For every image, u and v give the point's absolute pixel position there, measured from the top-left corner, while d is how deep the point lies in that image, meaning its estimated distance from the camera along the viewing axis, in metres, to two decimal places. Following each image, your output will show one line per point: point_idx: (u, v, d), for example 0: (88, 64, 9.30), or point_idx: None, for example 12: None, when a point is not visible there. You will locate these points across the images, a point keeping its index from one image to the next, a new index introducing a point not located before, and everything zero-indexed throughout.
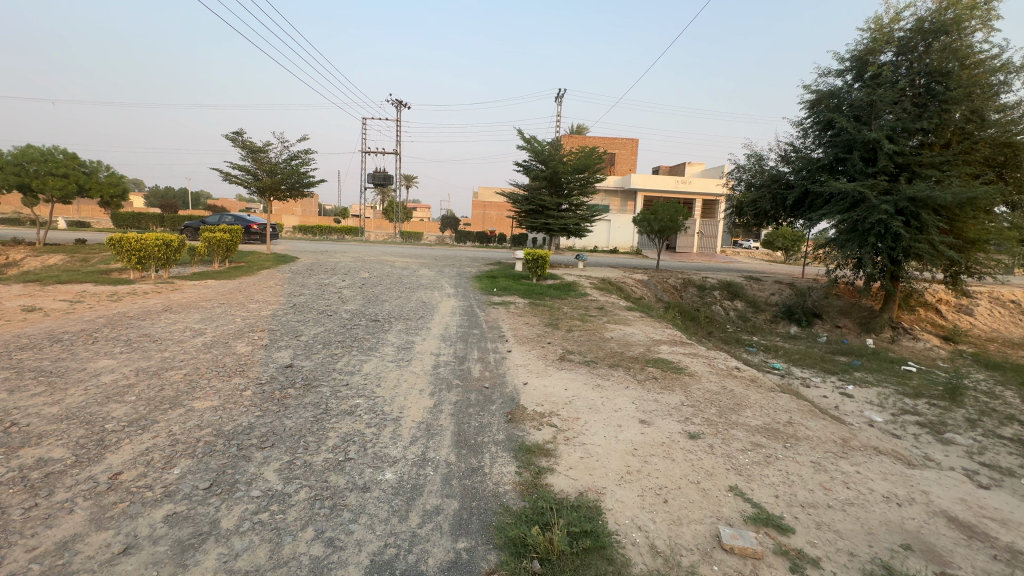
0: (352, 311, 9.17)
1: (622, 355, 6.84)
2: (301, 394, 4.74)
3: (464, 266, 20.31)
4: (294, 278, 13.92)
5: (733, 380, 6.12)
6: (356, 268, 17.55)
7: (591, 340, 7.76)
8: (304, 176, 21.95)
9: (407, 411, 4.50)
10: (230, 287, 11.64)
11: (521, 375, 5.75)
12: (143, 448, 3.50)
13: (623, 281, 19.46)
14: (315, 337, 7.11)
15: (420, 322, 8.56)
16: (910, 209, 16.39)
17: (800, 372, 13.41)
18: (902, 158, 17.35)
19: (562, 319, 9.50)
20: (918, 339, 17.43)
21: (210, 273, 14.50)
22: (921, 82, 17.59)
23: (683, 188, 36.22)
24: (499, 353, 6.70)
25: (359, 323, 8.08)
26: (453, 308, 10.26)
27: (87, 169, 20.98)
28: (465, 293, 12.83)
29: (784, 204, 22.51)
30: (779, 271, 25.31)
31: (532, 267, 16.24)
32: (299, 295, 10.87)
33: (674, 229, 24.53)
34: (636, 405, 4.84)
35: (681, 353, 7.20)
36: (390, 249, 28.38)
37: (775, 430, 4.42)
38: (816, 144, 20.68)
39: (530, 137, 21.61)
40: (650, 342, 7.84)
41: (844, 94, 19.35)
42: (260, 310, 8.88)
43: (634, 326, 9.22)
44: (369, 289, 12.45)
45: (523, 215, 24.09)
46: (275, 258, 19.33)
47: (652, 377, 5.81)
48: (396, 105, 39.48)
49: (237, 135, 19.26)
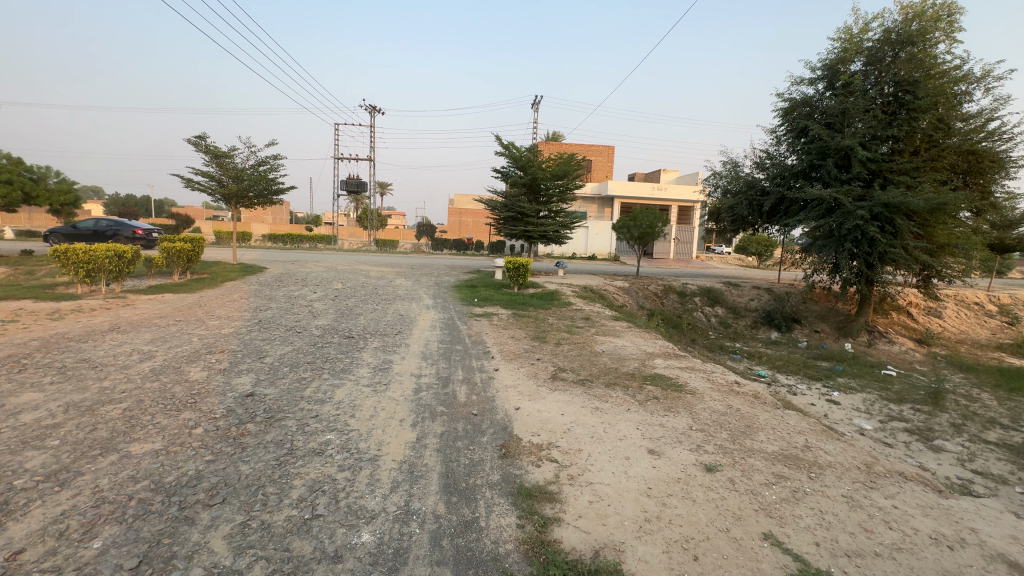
0: (324, 327, 8.50)
1: (617, 372, 6.41)
2: (262, 430, 4.10)
3: (443, 275, 19.72)
4: (261, 291, 13.09)
5: (736, 396, 5.76)
6: (329, 279, 16.76)
7: (582, 354, 7.31)
8: (272, 183, 21.00)
9: (386, 448, 3.93)
10: (189, 302, 10.78)
11: (512, 398, 5.25)
12: (56, 513, 2.83)
13: (605, 289, 19.19)
14: (281, 358, 6.44)
15: (398, 337, 7.96)
16: (884, 215, 16.68)
17: (785, 380, 13.27)
18: (875, 165, 17.68)
19: (549, 331, 9.05)
20: (894, 342, 17.67)
21: (170, 286, 13.52)
22: (889, 91, 17.98)
23: (659, 195, 36.53)
24: (486, 373, 6.18)
25: (331, 341, 7.43)
26: (433, 322, 9.69)
27: (35, 175, 19.54)
28: (445, 304, 12.27)
29: (761, 210, 22.71)
30: (756, 277, 25.56)
31: (513, 276, 15.80)
32: (266, 309, 10.09)
33: (653, 236, 24.49)
34: (642, 431, 4.40)
35: (678, 367, 6.83)
36: (365, 258, 27.46)
37: (796, 458, 4.03)
38: (791, 151, 20.95)
39: (508, 143, 21.25)
40: (644, 355, 7.44)
41: (816, 102, 19.70)
42: (221, 328, 8.12)
43: (624, 337, 8.83)
44: (342, 302, 11.75)
45: (502, 221, 23.66)
46: (242, 268, 18.32)
47: (653, 396, 5.38)
48: (370, 111, 38.68)
49: (201, 140, 18.27)
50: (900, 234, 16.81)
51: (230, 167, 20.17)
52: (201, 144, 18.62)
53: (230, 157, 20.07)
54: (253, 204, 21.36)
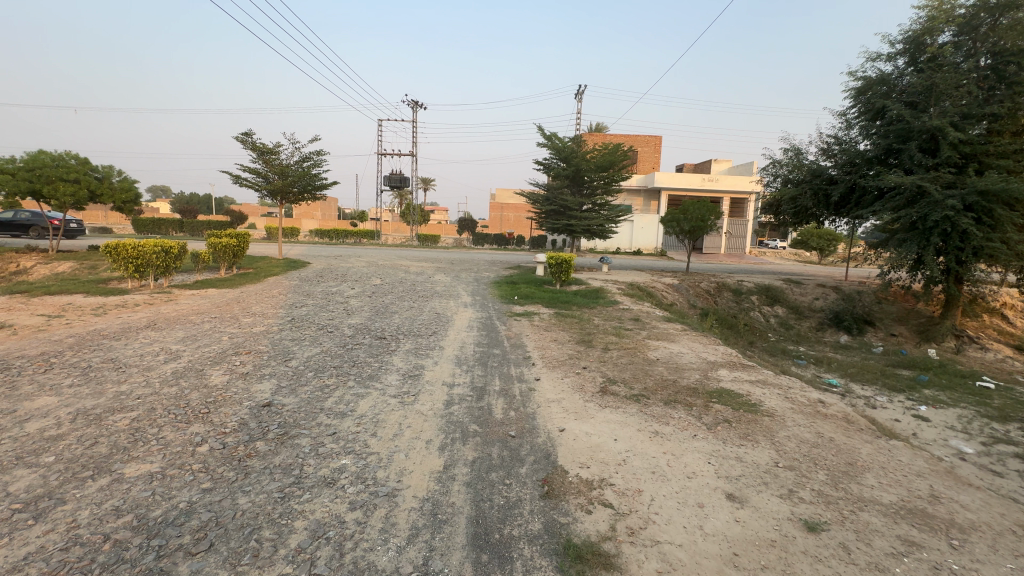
0: (357, 327, 8.10)
1: (676, 385, 5.58)
2: (271, 452, 3.61)
3: (482, 271, 19.25)
4: (301, 287, 13.03)
5: (825, 421, 4.82)
6: (368, 274, 16.65)
7: (634, 362, 6.52)
8: (315, 178, 21.18)
9: (408, 480, 3.33)
10: (229, 298, 10.75)
11: (555, 417, 4.55)
12: (18, 559, 2.40)
13: (653, 286, 18.07)
14: (307, 361, 6.02)
15: (432, 339, 7.44)
16: (981, 205, 14.67)
17: (861, 390, 11.81)
18: (968, 148, 15.58)
19: (595, 334, 8.28)
20: (988, 349, 15.63)
21: (216, 281, 13.73)
22: (986, 64, 15.77)
23: (709, 186, 34.57)
24: (526, 383, 5.51)
25: (362, 342, 6.99)
26: (470, 321, 9.12)
27: (99, 174, 20.51)
28: (484, 302, 11.70)
29: (828, 201, 20.74)
30: (819, 274, 23.59)
31: (555, 273, 15.06)
32: (301, 306, 9.87)
33: (705, 230, 23.00)
34: (717, 468, 3.59)
35: (748, 381, 5.91)
36: (406, 253, 27.39)
37: (927, 516, 3.11)
38: (864, 135, 18.91)
39: (550, 133, 20.38)
40: (705, 365, 6.54)
41: (895, 80, 17.65)
42: (253, 326, 7.86)
43: (680, 343, 7.92)
44: (378, 299, 11.43)
45: (543, 215, 22.89)
46: (286, 263, 18.53)
47: (724, 419, 4.54)
48: (412, 106, 38.78)
49: (247, 137, 18.59)
50: (999, 226, 14.75)
51: (276, 164, 20.48)
52: (248, 141, 18.97)
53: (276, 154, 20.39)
54: (298, 200, 21.65)
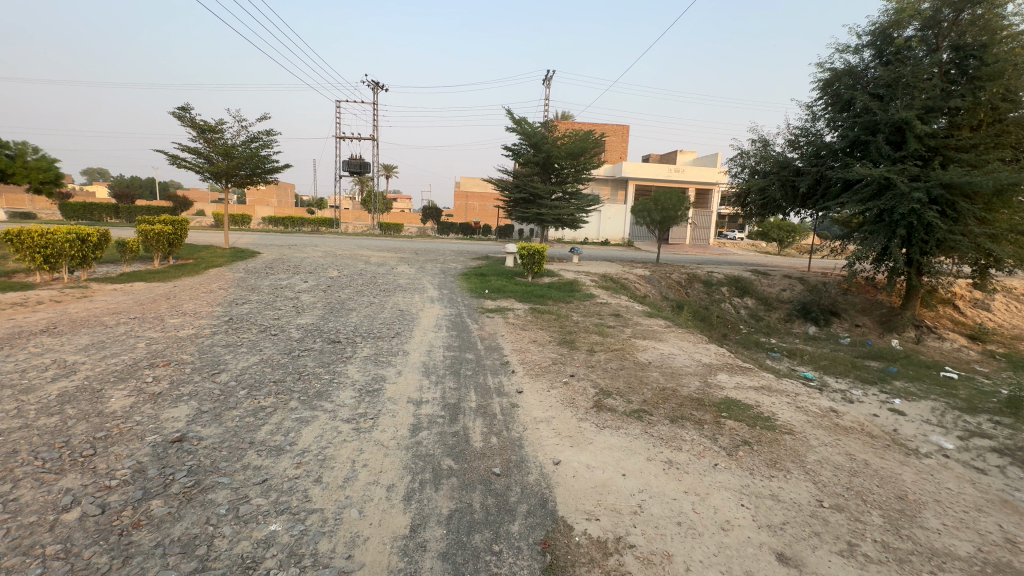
0: (307, 328, 7.04)
1: (678, 396, 4.90)
2: (170, 518, 2.64)
3: (449, 262, 18.22)
4: (246, 279, 11.68)
5: (849, 437, 4.25)
6: (325, 265, 15.37)
7: (625, 367, 5.84)
8: (265, 160, 19.44)
9: (361, 555, 2.45)
10: (158, 293, 9.36)
11: (547, 444, 3.73)
12: None
13: (626, 278, 17.61)
14: (241, 374, 4.97)
15: (395, 342, 6.51)
16: (945, 198, 14.89)
17: (836, 384, 11.68)
18: (934, 141, 15.75)
19: (577, 333, 7.55)
20: (945, 339, 16.07)
21: (148, 273, 12.19)
22: (949, 59, 15.95)
23: (676, 177, 34.62)
24: (507, 399, 4.69)
25: (312, 348, 5.97)
26: (437, 319, 8.20)
27: (10, 152, 18.03)
28: (452, 296, 10.78)
29: (795, 193, 20.85)
30: (784, 265, 23.84)
31: (526, 264, 14.27)
32: (243, 303, 8.64)
33: (675, 221, 22.76)
34: (754, 515, 2.89)
35: (752, 388, 5.33)
36: (366, 243, 25.84)
37: (1018, 574, 2.52)
38: (830, 127, 18.99)
39: (518, 117, 19.45)
40: (701, 369, 5.91)
41: (862, 72, 17.73)
42: (179, 329, 6.64)
43: (668, 341, 7.30)
44: (334, 293, 10.31)
45: (511, 204, 22.00)
46: (232, 252, 16.88)
47: (742, 440, 3.87)
48: (373, 87, 36.82)
49: (185, 112, 16.75)
50: (961, 219, 15.01)
51: (220, 143, 18.66)
52: (186, 117, 17.12)
53: (219, 132, 18.53)
54: (246, 184, 19.84)
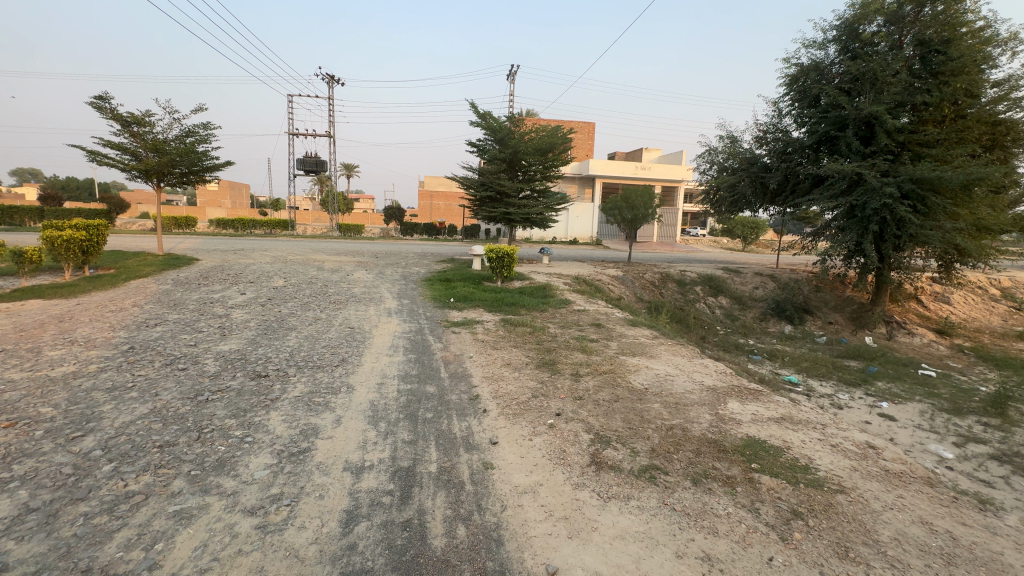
0: (229, 357, 5.70)
1: (692, 438, 3.94)
2: None
3: (411, 265, 16.92)
4: (171, 293, 10.06)
5: (909, 489, 3.39)
6: (270, 273, 13.78)
7: (620, 398, 4.84)
8: (202, 157, 17.53)
9: None
10: (52, 314, 7.73)
11: (539, 542, 2.65)
12: None
13: (599, 279, 16.79)
14: (116, 435, 3.66)
15: (337, 374, 5.30)
16: (915, 193, 14.75)
17: (821, 387, 11.16)
18: (902, 136, 15.63)
19: (556, 352, 6.51)
20: (914, 334, 16.06)
21: (50, 287, 10.34)
22: (914, 53, 15.82)
23: (643, 175, 34.31)
24: (479, 457, 3.59)
25: (228, 390, 4.67)
26: (393, 338, 6.98)
27: None
28: (413, 307, 9.56)
29: (764, 189, 20.62)
30: (754, 262, 23.67)
31: (495, 268, 13.19)
32: (156, 326, 7.16)
33: (646, 219, 22.17)
34: None
35: (772, 420, 4.44)
36: (322, 246, 24.09)
37: None
38: (798, 123, 18.76)
39: (483, 110, 18.30)
40: (708, 396, 4.98)
41: (827, 68, 17.53)
42: (55, 366, 5.17)
43: (661, 358, 6.37)
44: (274, 307, 8.89)
45: (477, 202, 20.83)
46: (164, 260, 14.99)
47: (791, 511, 2.94)
48: (329, 81, 34.75)
49: (104, 101, 14.77)
50: (930, 214, 14.94)
51: (148, 138, 16.64)
52: (106, 107, 15.09)
53: (148, 125, 16.53)
54: (181, 183, 17.84)
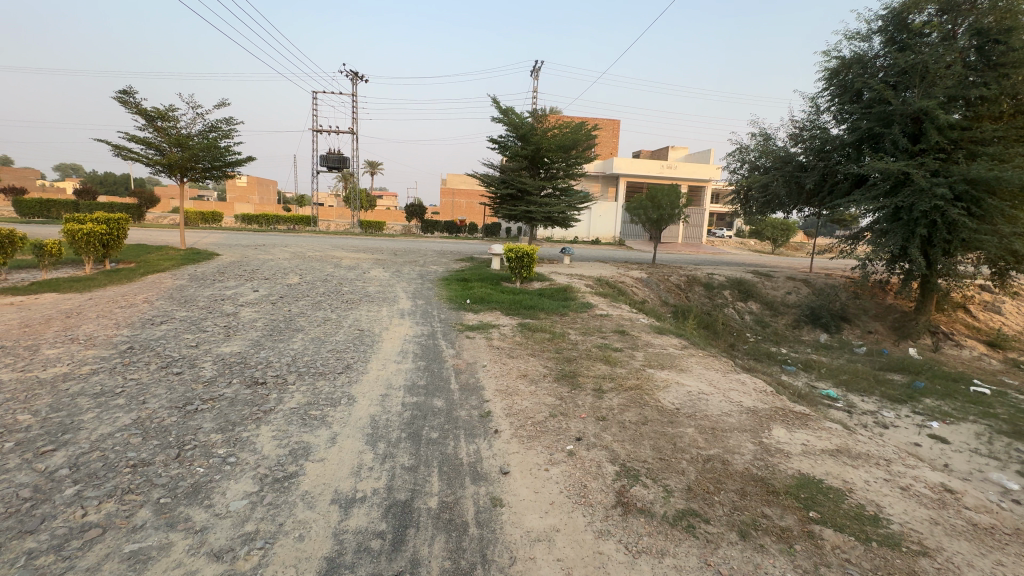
0: (229, 361, 5.36)
1: (734, 474, 3.39)
2: None
3: (429, 264, 16.60)
4: (185, 289, 9.93)
5: (1007, 553, 2.79)
6: (287, 270, 13.62)
7: (649, 420, 4.30)
8: (224, 152, 17.58)
9: None
10: (63, 309, 7.60)
11: None
12: None
13: (622, 281, 16.15)
14: (88, 451, 3.31)
15: (340, 383, 4.91)
16: (970, 194, 13.67)
17: (863, 403, 10.35)
18: (955, 133, 14.51)
19: (577, 362, 5.99)
20: (963, 346, 14.96)
21: (69, 280, 10.36)
22: (970, 44, 14.63)
23: (669, 174, 33.35)
24: (487, 491, 3.12)
25: (221, 399, 4.32)
26: (404, 343, 6.59)
27: None
28: (428, 309, 9.17)
29: (799, 189, 19.61)
30: (785, 266, 22.61)
31: (514, 268, 12.72)
32: (163, 324, 6.93)
33: (672, 219, 21.36)
34: None
35: (828, 452, 3.84)
36: (343, 243, 24.04)
37: None
38: (838, 119, 17.69)
39: (505, 106, 17.84)
40: (749, 421, 4.40)
41: (872, 61, 16.44)
42: (48, 366, 4.92)
43: (693, 373, 5.80)
44: (285, 306, 8.61)
45: (498, 201, 20.41)
46: (185, 255, 15.02)
47: None
48: (353, 78, 34.81)
49: (129, 95, 14.88)
50: (986, 217, 13.81)
51: (172, 133, 16.74)
52: (131, 102, 15.19)
53: (172, 120, 16.63)
54: (204, 178, 17.93)
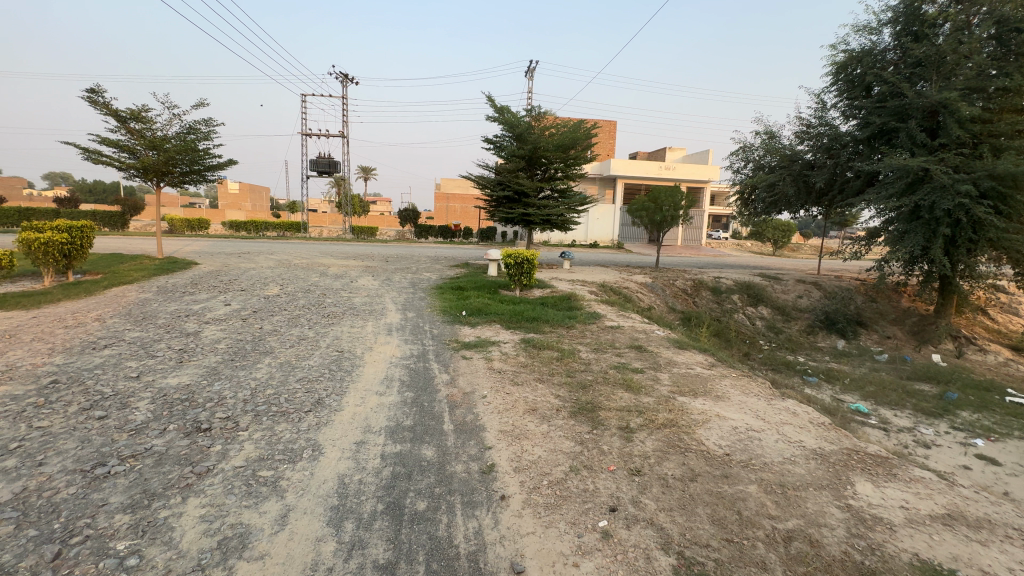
0: (166, 399, 4.33)
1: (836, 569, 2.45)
2: None
3: (422, 271, 15.63)
4: (148, 304, 8.90)
5: None
6: (267, 279, 12.61)
7: (700, 475, 3.33)
8: (203, 155, 16.56)
9: None
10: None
11: None
12: None
13: (627, 286, 15.24)
14: None
15: (303, 428, 3.90)
16: (995, 191, 12.85)
17: (897, 418, 9.46)
18: (976, 126, 13.70)
19: (594, 390, 5.02)
20: (987, 351, 14.14)
21: (20, 295, 9.33)
22: (990, 34, 13.80)
23: (667, 175, 32.60)
24: None
25: (145, 457, 3.32)
26: (388, 368, 5.59)
27: None
28: (419, 323, 8.19)
29: (808, 188, 18.79)
30: (794, 268, 21.67)
31: (513, 275, 11.77)
32: (106, 348, 5.91)
33: (675, 221, 20.48)
34: None
35: (941, 521, 2.92)
36: (331, 249, 22.90)
37: None
38: (847, 115, 16.90)
39: (500, 104, 16.92)
40: (823, 471, 3.48)
41: (882, 53, 15.64)
42: None
43: (733, 402, 4.87)
44: (257, 323, 7.60)
45: (493, 204, 19.49)
46: (160, 264, 13.97)
47: None
48: (343, 80, 33.85)
49: (98, 94, 13.88)
50: (1012, 215, 13.02)
51: (147, 135, 15.71)
52: (100, 101, 14.16)
53: (147, 121, 15.61)
54: (182, 182, 16.88)
